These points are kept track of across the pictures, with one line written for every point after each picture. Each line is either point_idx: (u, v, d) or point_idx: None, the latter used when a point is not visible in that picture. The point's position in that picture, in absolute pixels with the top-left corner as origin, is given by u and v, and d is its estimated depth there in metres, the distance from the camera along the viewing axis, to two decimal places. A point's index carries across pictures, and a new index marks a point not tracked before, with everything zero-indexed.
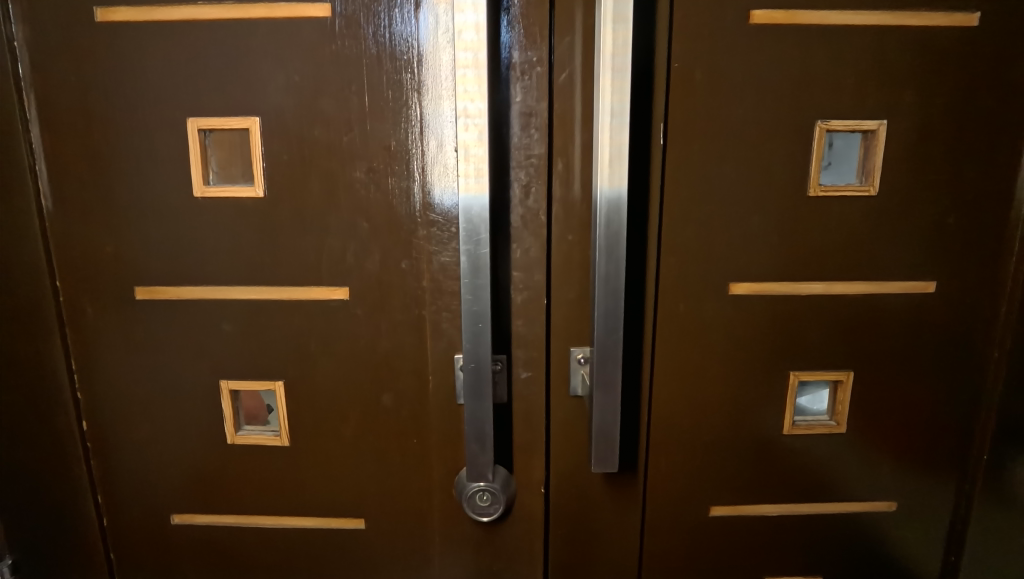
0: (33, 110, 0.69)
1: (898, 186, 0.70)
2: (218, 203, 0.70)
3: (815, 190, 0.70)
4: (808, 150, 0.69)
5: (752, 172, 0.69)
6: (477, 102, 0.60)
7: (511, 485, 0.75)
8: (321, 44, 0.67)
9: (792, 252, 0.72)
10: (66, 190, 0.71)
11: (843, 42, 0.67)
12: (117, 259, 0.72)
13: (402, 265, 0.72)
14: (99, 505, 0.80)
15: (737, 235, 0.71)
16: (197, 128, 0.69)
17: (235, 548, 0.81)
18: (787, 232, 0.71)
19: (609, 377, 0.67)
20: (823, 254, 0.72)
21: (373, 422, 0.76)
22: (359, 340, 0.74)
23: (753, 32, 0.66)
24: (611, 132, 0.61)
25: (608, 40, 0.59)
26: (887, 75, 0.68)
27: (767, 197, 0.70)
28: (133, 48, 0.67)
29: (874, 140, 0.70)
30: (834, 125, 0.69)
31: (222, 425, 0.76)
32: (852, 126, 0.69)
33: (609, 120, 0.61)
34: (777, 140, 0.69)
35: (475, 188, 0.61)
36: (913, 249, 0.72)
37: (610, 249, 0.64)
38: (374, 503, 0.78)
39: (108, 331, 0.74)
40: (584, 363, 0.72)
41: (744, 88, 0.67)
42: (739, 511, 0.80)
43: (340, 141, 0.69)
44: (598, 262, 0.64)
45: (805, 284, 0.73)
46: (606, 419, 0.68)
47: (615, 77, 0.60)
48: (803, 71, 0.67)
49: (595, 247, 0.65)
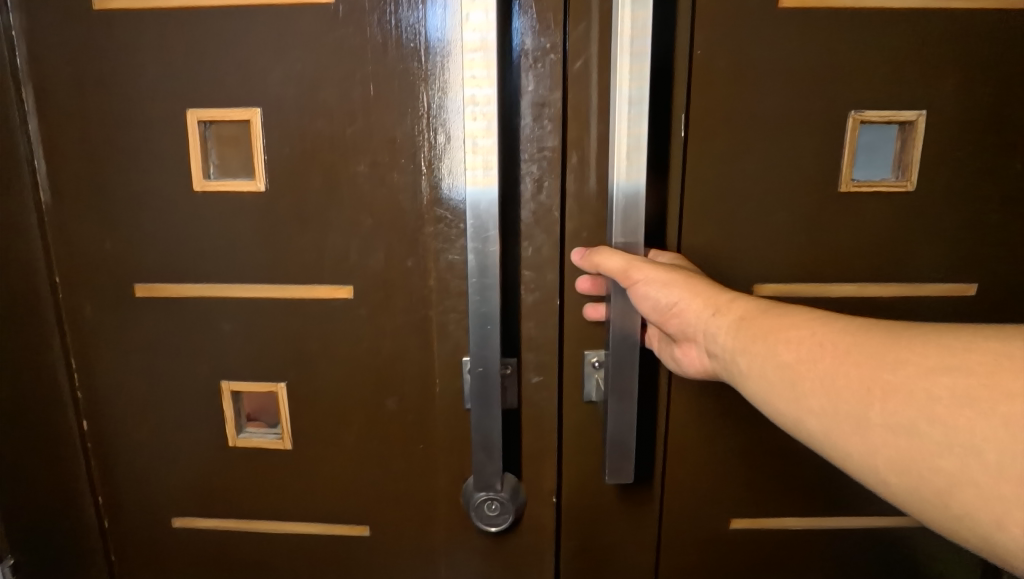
0: (30, 102, 0.67)
1: (936, 180, 0.66)
2: (218, 198, 0.68)
3: (847, 186, 0.65)
4: (840, 143, 0.65)
5: (778, 166, 0.65)
6: (485, 88, 0.55)
7: (520, 493, 0.71)
8: (324, 31, 0.64)
9: (821, 251, 0.67)
10: (63, 185, 0.69)
11: (878, 27, 0.62)
12: (117, 255, 0.70)
13: (407, 264, 0.68)
14: (99, 506, 0.78)
15: (762, 234, 0.67)
16: (197, 120, 0.66)
17: (236, 554, 0.78)
18: (815, 231, 0.67)
19: (625, 383, 0.63)
20: (854, 254, 0.67)
21: (377, 425, 0.73)
22: (363, 341, 0.71)
23: (781, 17, 0.62)
24: (630, 123, 0.58)
25: (627, 22, 0.55)
26: (927, 62, 0.63)
27: (794, 193, 0.66)
28: (132, 36, 0.65)
29: (912, 132, 0.65)
30: (868, 116, 0.64)
31: (223, 428, 0.74)
32: (889, 117, 0.64)
33: (627, 108, 0.57)
34: (806, 132, 0.64)
35: (485, 182, 0.57)
36: (952, 248, 0.68)
37: (627, 247, 0.61)
38: (378, 510, 0.75)
39: (108, 330, 0.72)
40: (599, 366, 0.68)
41: (771, 76, 0.63)
42: (761, 524, 0.75)
43: (344, 133, 0.66)
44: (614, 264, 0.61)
45: (835, 285, 0.68)
46: (621, 427, 0.64)
47: (634, 61, 0.56)
48: (835, 58, 0.63)
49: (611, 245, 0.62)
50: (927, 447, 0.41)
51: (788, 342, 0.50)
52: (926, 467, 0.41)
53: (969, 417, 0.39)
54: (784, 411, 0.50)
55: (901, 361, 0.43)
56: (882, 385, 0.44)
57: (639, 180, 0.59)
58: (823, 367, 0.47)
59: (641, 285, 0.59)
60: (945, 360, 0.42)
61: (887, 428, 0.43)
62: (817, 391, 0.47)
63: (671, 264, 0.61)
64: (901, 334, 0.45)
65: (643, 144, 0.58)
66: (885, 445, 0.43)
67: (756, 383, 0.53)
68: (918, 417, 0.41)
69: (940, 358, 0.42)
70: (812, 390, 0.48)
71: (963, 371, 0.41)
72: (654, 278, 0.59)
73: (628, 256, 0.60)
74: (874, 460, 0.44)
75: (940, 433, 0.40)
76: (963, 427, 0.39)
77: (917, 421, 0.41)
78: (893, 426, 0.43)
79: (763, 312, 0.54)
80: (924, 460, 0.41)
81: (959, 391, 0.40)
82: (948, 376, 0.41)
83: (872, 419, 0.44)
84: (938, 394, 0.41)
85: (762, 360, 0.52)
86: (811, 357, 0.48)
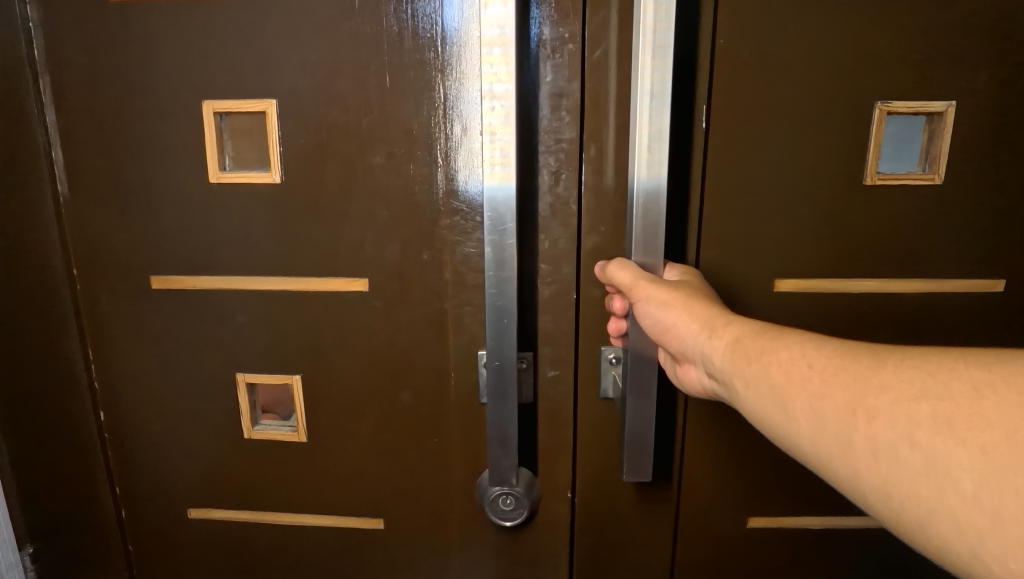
0: (48, 94, 0.67)
1: (964, 173, 0.64)
2: (234, 190, 0.68)
3: (872, 179, 0.64)
4: (866, 134, 0.63)
5: (801, 158, 0.64)
6: (503, 84, 0.55)
7: (535, 488, 0.71)
8: (339, 21, 0.63)
9: (843, 245, 0.66)
10: (80, 176, 0.69)
11: (906, 14, 0.61)
12: (133, 247, 0.70)
13: (422, 256, 0.68)
14: (116, 497, 0.78)
15: (783, 228, 0.65)
16: (213, 111, 0.66)
17: (251, 545, 0.79)
18: (838, 224, 0.65)
19: (643, 380, 0.62)
20: (877, 248, 0.66)
21: (392, 419, 0.73)
22: (378, 334, 0.70)
23: (806, 4, 0.60)
24: (651, 118, 0.57)
25: (648, 15, 0.54)
26: (957, 51, 0.61)
27: (817, 186, 0.64)
28: (148, 27, 0.65)
29: (941, 124, 0.63)
30: (896, 107, 0.63)
31: (238, 420, 0.74)
32: (916, 108, 0.63)
33: (648, 103, 0.56)
34: (829, 123, 0.63)
35: (504, 178, 0.56)
36: (979, 243, 0.66)
37: (647, 242, 0.60)
38: (392, 504, 0.75)
39: (125, 321, 0.73)
40: (616, 363, 0.67)
41: (794, 66, 0.62)
42: (778, 523, 0.74)
43: (359, 124, 0.65)
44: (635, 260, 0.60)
45: (859, 281, 0.67)
46: (639, 425, 0.64)
47: (656, 56, 0.55)
48: (861, 47, 0.61)
49: (631, 240, 0.61)
50: (906, 473, 0.39)
51: (780, 364, 0.49)
52: (906, 495, 0.39)
53: (949, 444, 0.37)
54: (780, 435, 0.48)
55: (886, 385, 0.41)
56: (867, 408, 0.42)
57: (660, 176, 0.58)
58: (812, 388, 0.45)
59: (642, 302, 0.58)
60: (930, 386, 0.39)
61: (869, 452, 0.41)
62: (806, 412, 0.46)
63: (675, 282, 0.60)
64: (891, 358, 0.43)
65: (665, 139, 0.57)
66: (869, 471, 0.41)
67: (751, 404, 0.51)
68: (898, 441, 0.39)
69: (926, 382, 0.40)
70: (799, 409, 0.46)
71: (949, 398, 0.38)
72: (653, 296, 0.57)
73: (632, 272, 0.59)
74: (858, 484, 0.42)
75: (919, 458, 0.38)
76: (941, 453, 0.37)
77: (897, 446, 0.39)
78: (874, 450, 0.40)
79: (761, 333, 0.52)
80: (904, 489, 0.39)
81: (939, 416, 0.38)
82: (930, 401, 0.39)
83: (856, 443, 0.42)
84: (918, 419, 0.39)
85: (755, 380, 0.50)
86: (800, 378, 0.46)
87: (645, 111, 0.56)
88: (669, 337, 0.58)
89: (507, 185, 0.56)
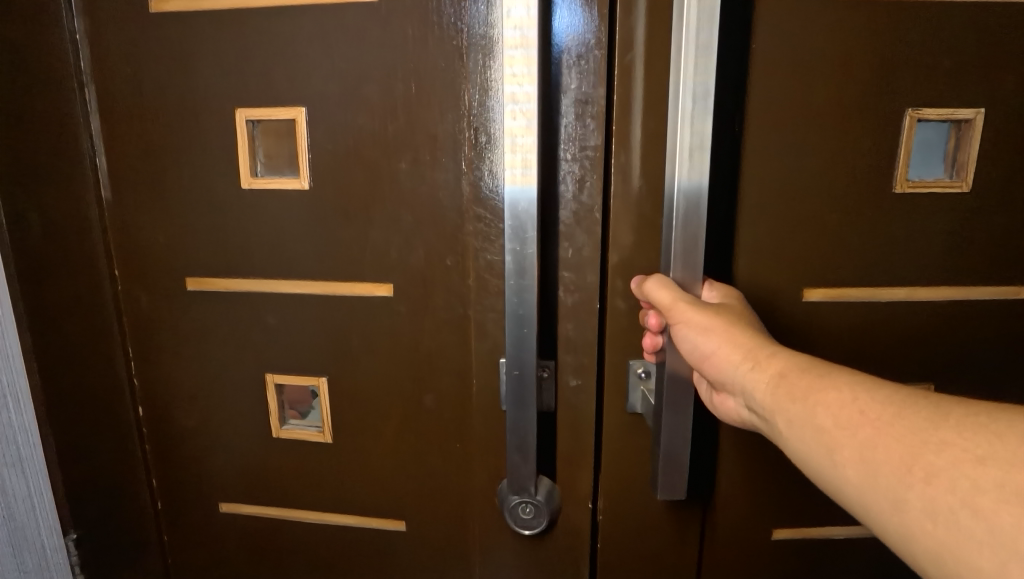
0: (93, 102, 0.70)
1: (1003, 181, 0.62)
2: (265, 195, 0.69)
3: (902, 186, 0.62)
4: (897, 141, 0.61)
5: (835, 166, 0.61)
6: (526, 86, 0.53)
7: (555, 497, 0.70)
8: (367, 30, 0.64)
9: (878, 255, 0.64)
10: (122, 181, 0.72)
11: (948, 15, 0.58)
12: (170, 249, 0.73)
13: (446, 262, 0.68)
14: (153, 488, 0.82)
15: (816, 238, 0.63)
16: (245, 118, 0.68)
17: (278, 540, 0.81)
18: (873, 234, 0.63)
19: (679, 395, 0.61)
20: (913, 258, 0.64)
21: (415, 422, 0.73)
22: (402, 338, 0.71)
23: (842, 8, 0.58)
24: (693, 120, 0.55)
25: (692, 9, 0.52)
26: (998, 56, 0.59)
27: (851, 194, 0.62)
28: (185, 37, 0.67)
29: (968, 130, 0.61)
30: (927, 113, 0.60)
31: (267, 419, 0.76)
32: (946, 115, 0.60)
33: (690, 104, 0.54)
34: (865, 129, 0.61)
35: (526, 181, 0.55)
36: (1020, 253, 0.64)
37: (686, 253, 0.58)
38: (415, 506, 0.76)
39: (162, 320, 0.75)
40: (645, 376, 0.67)
41: (829, 70, 0.59)
42: (805, 533, 0.74)
43: (386, 131, 0.66)
44: (674, 266, 0.59)
45: (888, 289, 0.65)
46: (674, 441, 0.61)
47: (699, 53, 0.53)
48: (900, 51, 0.59)
49: (669, 250, 0.59)
50: (964, 542, 0.36)
51: (827, 405, 0.47)
52: (962, 564, 0.36)
53: (1019, 517, 0.34)
54: (824, 479, 0.47)
55: (946, 443, 0.39)
56: (924, 466, 0.39)
57: (701, 179, 0.57)
58: (862, 437, 0.43)
59: (681, 326, 0.57)
60: (997, 450, 0.37)
61: (923, 513, 0.38)
62: (854, 461, 0.44)
63: (716, 307, 0.58)
64: (953, 412, 0.40)
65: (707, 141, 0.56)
66: (922, 532, 0.39)
67: (793, 445, 0.49)
68: (958, 506, 0.37)
69: (991, 444, 0.37)
70: (846, 455, 0.44)
71: (1018, 464, 0.35)
72: (693, 321, 0.56)
73: (672, 292, 0.58)
74: (908, 544, 0.40)
75: (982, 528, 0.35)
76: (1007, 526, 0.34)
77: (955, 511, 0.37)
78: (929, 512, 0.38)
79: (806, 370, 0.50)
80: (959, 556, 0.36)
81: (1006, 485, 0.35)
82: (998, 466, 0.36)
83: (908, 501, 0.39)
84: (982, 485, 0.36)
85: (799, 420, 0.48)
86: (849, 423, 0.44)
87: (689, 111, 0.54)
88: (709, 366, 0.57)
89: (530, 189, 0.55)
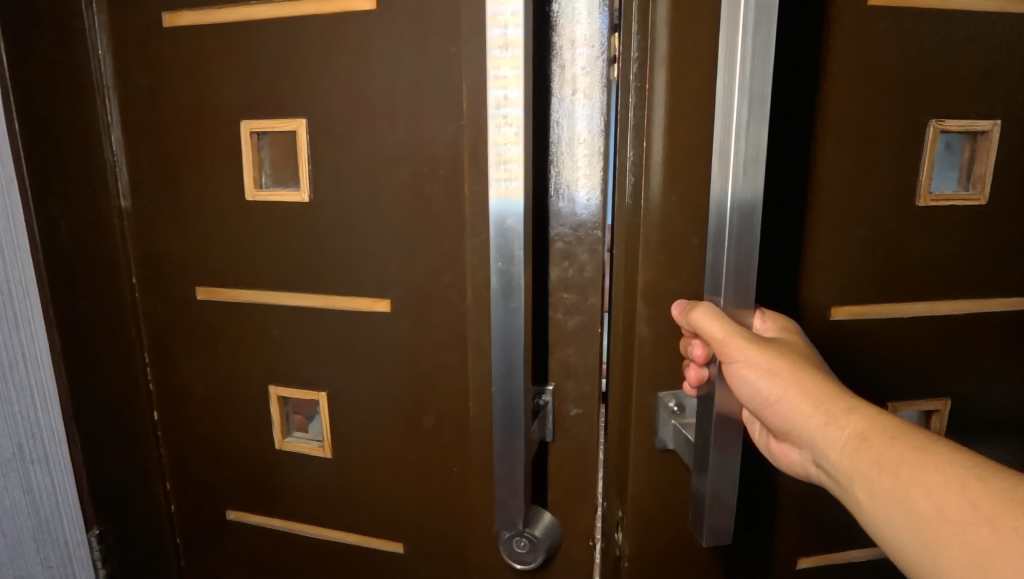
0: (114, 113, 0.73)
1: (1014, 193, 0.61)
2: (268, 207, 0.69)
3: (925, 200, 0.59)
4: (918, 154, 0.58)
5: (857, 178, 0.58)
6: (511, 89, 0.49)
7: (556, 531, 0.66)
8: (365, 38, 0.62)
9: (897, 268, 0.61)
10: (140, 191, 0.74)
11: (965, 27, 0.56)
12: (182, 258, 0.74)
13: (444, 279, 0.65)
14: (167, 491, 0.84)
15: (840, 254, 0.60)
16: (251, 130, 0.68)
17: (283, 552, 0.80)
18: (894, 246, 0.60)
19: (728, 431, 0.50)
20: (927, 273, 0.61)
21: (413, 443, 0.71)
22: (400, 356, 0.68)
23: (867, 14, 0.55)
24: (746, 127, 0.44)
25: None
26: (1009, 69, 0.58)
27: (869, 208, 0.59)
28: (196, 50, 0.68)
29: (985, 142, 0.59)
30: (948, 125, 0.58)
31: (271, 431, 0.76)
32: (965, 126, 0.58)
33: (745, 108, 0.44)
34: (883, 141, 0.58)
35: (508, 193, 0.51)
36: None
37: (737, 283, 0.48)
38: (414, 530, 0.73)
39: (175, 327, 0.77)
40: (678, 411, 0.58)
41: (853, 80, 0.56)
42: (828, 560, 0.69)
43: (384, 143, 0.64)
44: (724, 294, 0.48)
45: (909, 304, 0.62)
46: (722, 483, 0.51)
47: (757, 46, 0.43)
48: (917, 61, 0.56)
49: (715, 277, 0.49)
50: None
51: (926, 490, 0.40)
52: None
53: None
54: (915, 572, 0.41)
55: None
56: None
57: (755, 193, 0.46)
58: (972, 540, 0.37)
59: (740, 366, 0.49)
60: None
61: None
62: (962, 566, 0.38)
63: (778, 343, 0.51)
64: None
65: (763, 151, 0.45)
66: None
67: (877, 525, 0.43)
68: None
69: None
70: (948, 555, 0.38)
71: None
72: (756, 362, 0.48)
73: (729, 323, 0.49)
74: None
75: None
76: None
77: None
78: None
79: (896, 438, 0.43)
80: None
81: None
82: None
83: None
84: None
85: (887, 501, 0.42)
86: (959, 521, 0.38)
87: (745, 121, 0.44)
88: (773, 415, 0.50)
89: (515, 202, 0.51)
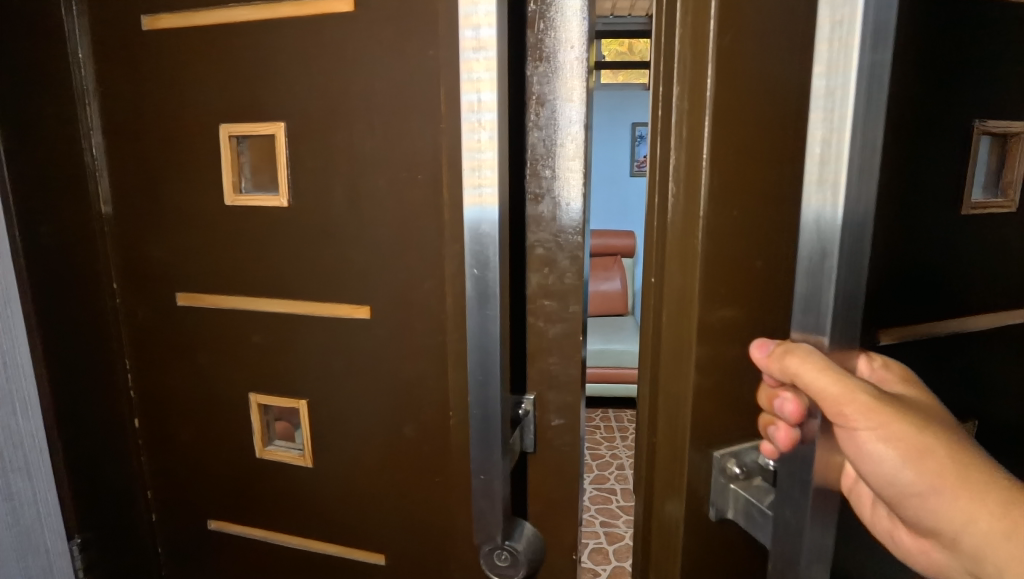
0: (95, 119, 0.72)
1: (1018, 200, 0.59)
2: (248, 212, 0.68)
3: (970, 208, 0.55)
4: (964, 159, 0.54)
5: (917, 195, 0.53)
6: (485, 92, 0.48)
7: (539, 549, 0.62)
8: (344, 41, 0.61)
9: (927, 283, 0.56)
10: (121, 196, 0.73)
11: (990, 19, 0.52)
12: (163, 264, 0.73)
13: (424, 286, 0.64)
14: (149, 499, 0.83)
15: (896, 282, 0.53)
16: (229, 134, 0.67)
17: (264, 562, 0.79)
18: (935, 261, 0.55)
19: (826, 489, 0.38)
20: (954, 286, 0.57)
21: (394, 453, 0.69)
22: (381, 363, 0.67)
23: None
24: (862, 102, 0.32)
25: None
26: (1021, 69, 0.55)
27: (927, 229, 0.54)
28: (175, 53, 0.67)
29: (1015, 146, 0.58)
30: (991, 126, 0.55)
31: (252, 439, 0.75)
32: (1004, 128, 0.56)
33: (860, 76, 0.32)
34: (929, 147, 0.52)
35: (481, 202, 0.49)
36: None
37: (842, 321, 0.35)
38: (395, 540, 0.72)
39: (156, 334, 0.76)
40: (743, 472, 0.49)
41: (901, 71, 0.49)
42: None
43: (364, 147, 0.63)
44: (828, 335, 0.35)
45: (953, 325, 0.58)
46: (819, 546, 0.38)
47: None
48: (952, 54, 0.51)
49: (810, 313, 0.36)
50: None
51: None
52: None
53: None
54: None
55: None
56: None
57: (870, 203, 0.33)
58: None
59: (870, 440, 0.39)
60: None
61: None
62: None
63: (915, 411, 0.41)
64: None
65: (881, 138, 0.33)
66: None
67: None
68: None
69: None
70: None
71: None
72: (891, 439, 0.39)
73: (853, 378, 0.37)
74: None
75: None
76: None
77: None
78: None
79: None
80: None
81: None
82: None
83: None
84: None
85: None
86: None
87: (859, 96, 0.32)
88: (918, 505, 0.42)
89: (489, 211, 0.50)
